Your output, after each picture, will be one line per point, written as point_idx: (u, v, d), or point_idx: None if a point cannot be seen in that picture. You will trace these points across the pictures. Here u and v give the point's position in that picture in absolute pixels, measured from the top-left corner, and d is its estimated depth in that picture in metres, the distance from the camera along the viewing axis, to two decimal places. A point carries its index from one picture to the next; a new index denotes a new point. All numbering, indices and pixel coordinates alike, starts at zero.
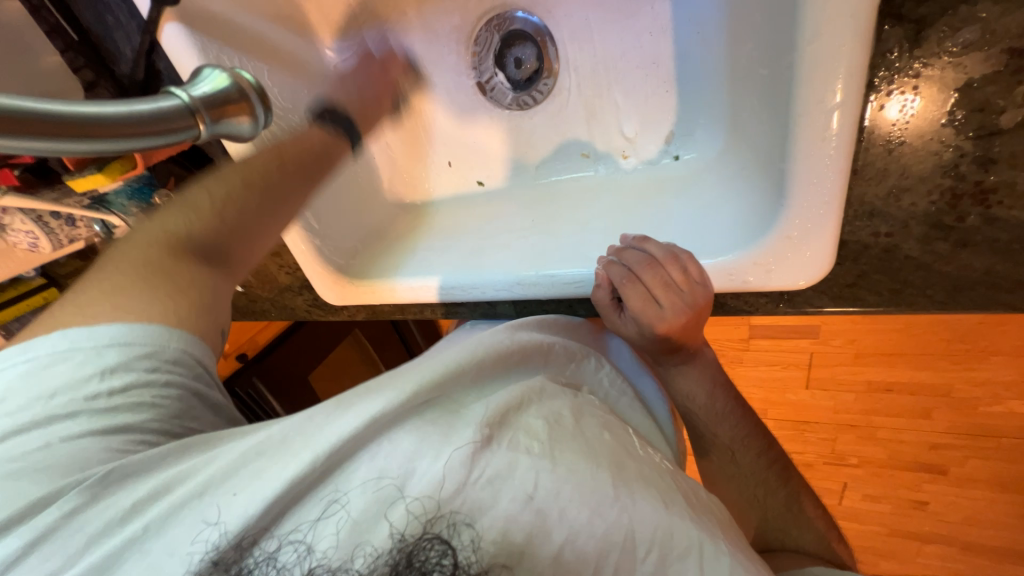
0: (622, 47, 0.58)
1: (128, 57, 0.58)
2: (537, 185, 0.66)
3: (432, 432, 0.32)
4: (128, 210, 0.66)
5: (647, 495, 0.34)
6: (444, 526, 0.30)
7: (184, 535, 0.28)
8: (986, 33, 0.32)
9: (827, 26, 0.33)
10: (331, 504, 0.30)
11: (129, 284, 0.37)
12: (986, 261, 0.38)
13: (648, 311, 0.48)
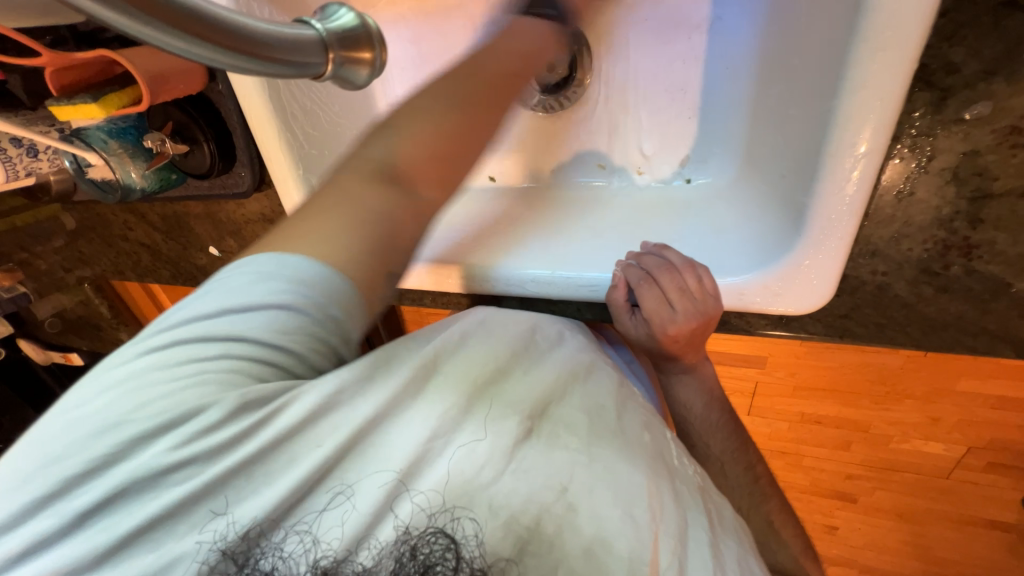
0: (656, 70, 0.61)
1: None
2: (550, 187, 0.67)
3: (476, 420, 0.36)
4: (110, 149, 0.60)
5: (657, 490, 0.37)
6: (443, 520, 0.33)
7: (202, 525, 0.32)
8: (995, 109, 0.37)
9: (867, 80, 0.37)
10: (338, 496, 0.33)
11: (325, 212, 0.35)
12: (958, 308, 0.44)
13: (662, 313, 0.50)
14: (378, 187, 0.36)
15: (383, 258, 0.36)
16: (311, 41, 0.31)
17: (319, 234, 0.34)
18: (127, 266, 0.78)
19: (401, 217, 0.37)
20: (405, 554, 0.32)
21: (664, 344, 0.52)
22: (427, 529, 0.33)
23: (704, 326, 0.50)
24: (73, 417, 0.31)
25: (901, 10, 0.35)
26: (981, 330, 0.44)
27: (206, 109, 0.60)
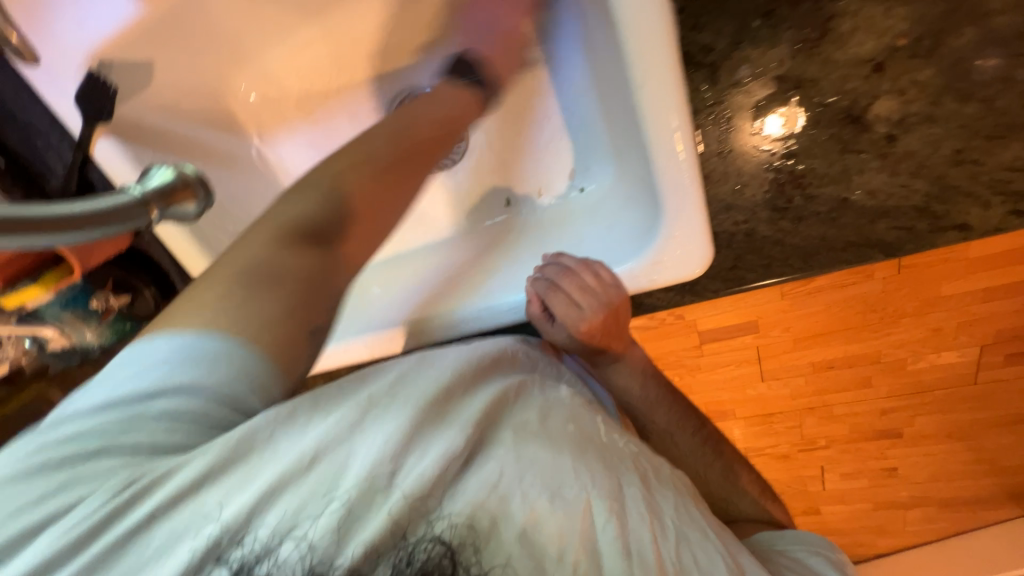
0: (517, 109, 0.69)
1: (60, 174, 0.61)
2: (469, 232, 0.73)
3: (422, 434, 0.37)
4: (63, 319, 0.65)
5: (606, 474, 0.41)
6: (425, 526, 0.35)
7: (190, 529, 0.33)
8: (757, 68, 0.44)
9: (650, 75, 0.44)
10: (331, 502, 0.34)
11: (228, 278, 0.38)
12: (819, 231, 0.48)
13: (572, 315, 0.54)
14: (286, 253, 0.40)
15: (300, 323, 0.39)
16: (131, 202, 0.39)
17: (230, 299, 0.37)
18: None
19: (323, 283, 0.41)
20: (403, 563, 0.34)
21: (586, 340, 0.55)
22: (429, 535, 0.35)
23: (611, 315, 0.54)
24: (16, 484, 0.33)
25: (646, 17, 0.42)
26: (851, 242, 0.48)
27: (140, 260, 0.68)
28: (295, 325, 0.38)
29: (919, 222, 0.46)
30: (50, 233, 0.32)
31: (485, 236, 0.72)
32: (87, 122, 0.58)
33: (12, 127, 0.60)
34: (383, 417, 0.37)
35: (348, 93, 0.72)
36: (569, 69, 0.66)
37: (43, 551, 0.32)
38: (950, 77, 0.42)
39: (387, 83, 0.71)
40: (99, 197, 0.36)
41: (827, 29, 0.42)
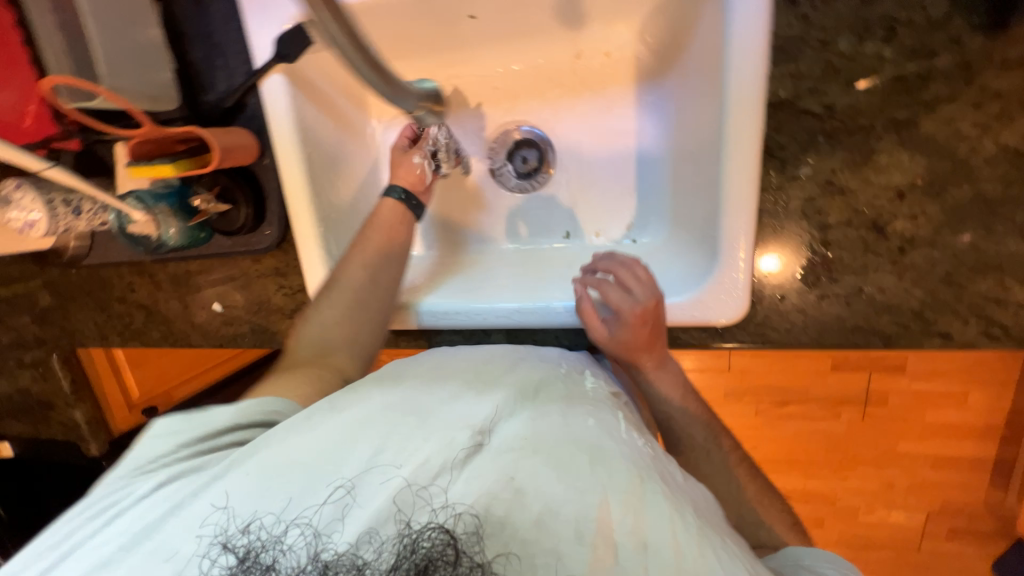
0: (600, 161, 0.80)
1: (221, 90, 0.70)
2: (525, 248, 0.83)
3: (422, 431, 0.48)
4: (161, 208, 0.71)
5: (626, 471, 0.46)
6: (427, 515, 0.43)
7: (197, 522, 0.45)
8: (814, 170, 0.56)
9: (735, 156, 0.57)
10: (337, 488, 0.45)
11: (298, 376, 0.62)
12: (835, 310, 0.60)
13: (625, 300, 0.62)
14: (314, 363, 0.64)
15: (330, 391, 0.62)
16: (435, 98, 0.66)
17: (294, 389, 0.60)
18: (146, 320, 0.93)
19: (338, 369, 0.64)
20: (406, 546, 0.42)
21: (636, 329, 0.62)
22: (428, 524, 0.43)
23: (658, 307, 0.62)
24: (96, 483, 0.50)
25: (741, 113, 0.55)
26: (859, 326, 0.60)
27: (252, 182, 0.74)
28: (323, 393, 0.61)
29: (913, 323, 0.59)
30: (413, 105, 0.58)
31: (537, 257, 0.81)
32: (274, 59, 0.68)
33: (198, 43, 0.69)
34: (385, 420, 0.49)
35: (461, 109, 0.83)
36: (647, 137, 0.77)
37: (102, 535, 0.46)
38: (953, 215, 0.54)
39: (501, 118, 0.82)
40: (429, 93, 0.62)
41: (868, 157, 0.54)
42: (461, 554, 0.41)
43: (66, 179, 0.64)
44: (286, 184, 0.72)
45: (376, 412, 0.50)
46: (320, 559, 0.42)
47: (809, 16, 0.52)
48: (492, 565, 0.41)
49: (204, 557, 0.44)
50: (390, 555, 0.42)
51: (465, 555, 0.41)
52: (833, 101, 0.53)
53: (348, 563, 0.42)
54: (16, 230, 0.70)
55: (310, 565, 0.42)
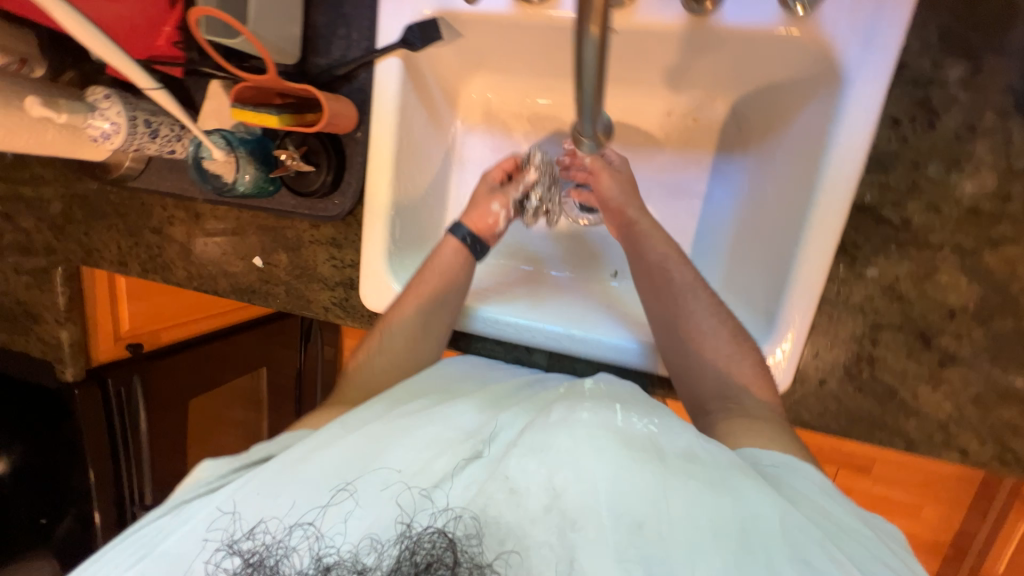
0: (666, 215, 0.83)
1: (335, 58, 0.71)
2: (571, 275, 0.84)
3: (415, 440, 0.53)
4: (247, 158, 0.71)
5: (629, 466, 0.46)
6: (428, 518, 0.48)
7: (211, 523, 0.51)
8: (880, 273, 0.60)
9: (811, 243, 0.61)
10: (338, 492, 0.50)
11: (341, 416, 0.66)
12: (868, 405, 0.64)
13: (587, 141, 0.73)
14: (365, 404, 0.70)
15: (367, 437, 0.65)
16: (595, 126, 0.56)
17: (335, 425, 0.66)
18: (175, 256, 0.90)
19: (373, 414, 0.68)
20: (407, 549, 0.47)
21: (597, 163, 0.72)
22: (428, 527, 0.47)
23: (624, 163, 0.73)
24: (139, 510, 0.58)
25: (827, 207, 0.60)
26: (887, 425, 0.64)
27: (337, 152, 0.74)
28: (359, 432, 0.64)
29: (937, 434, 0.63)
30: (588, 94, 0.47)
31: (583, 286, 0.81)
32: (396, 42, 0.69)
33: (325, 8, 0.70)
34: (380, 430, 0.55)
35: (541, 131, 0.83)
36: (714, 202, 0.81)
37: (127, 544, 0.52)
38: (992, 344, 0.59)
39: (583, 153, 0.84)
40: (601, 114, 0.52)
41: (931, 274, 0.59)
42: (461, 556, 0.45)
43: (168, 105, 0.63)
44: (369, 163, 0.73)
45: (377, 424, 0.56)
46: (321, 563, 0.47)
47: (908, 137, 0.57)
48: (493, 565, 0.45)
49: (211, 561, 0.50)
50: (391, 557, 0.47)
51: (466, 556, 0.45)
52: (911, 216, 0.58)
53: (349, 565, 0.47)
54: (92, 136, 0.69)
55: (312, 567, 0.47)
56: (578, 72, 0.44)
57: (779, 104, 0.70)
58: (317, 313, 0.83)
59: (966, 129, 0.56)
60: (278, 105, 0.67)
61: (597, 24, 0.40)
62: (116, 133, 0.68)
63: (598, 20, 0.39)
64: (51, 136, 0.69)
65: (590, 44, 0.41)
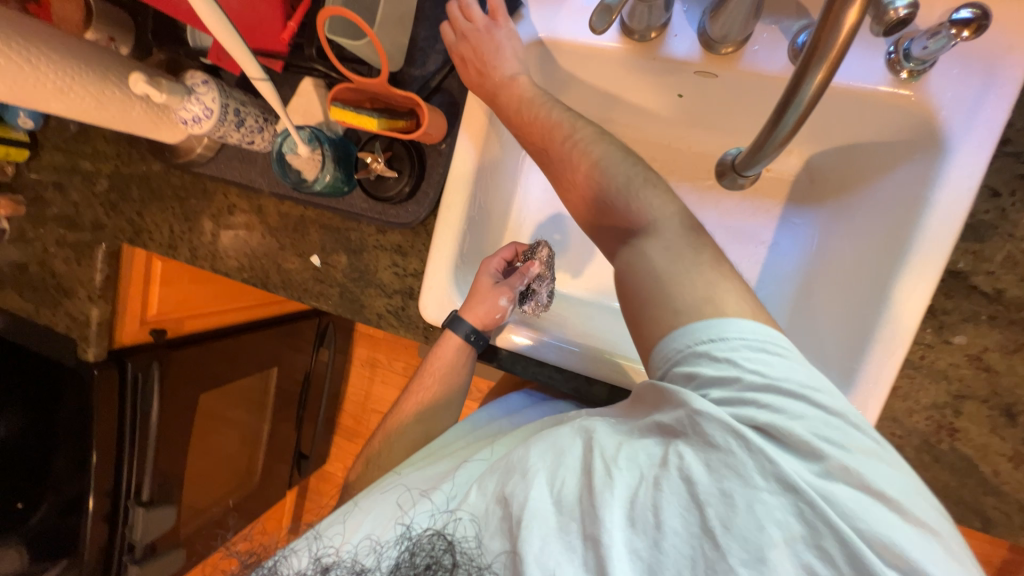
0: (730, 259, 0.83)
1: (428, 69, 0.72)
2: None
3: (418, 469, 0.68)
4: (328, 159, 0.70)
5: (580, 454, 0.51)
6: (421, 516, 0.57)
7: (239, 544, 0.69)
8: (968, 341, 0.60)
9: (900, 302, 0.60)
10: (349, 504, 0.65)
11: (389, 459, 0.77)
12: (945, 477, 0.62)
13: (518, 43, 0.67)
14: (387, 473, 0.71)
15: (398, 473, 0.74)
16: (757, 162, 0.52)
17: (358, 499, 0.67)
18: (227, 247, 0.88)
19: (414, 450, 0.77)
20: (407, 550, 0.54)
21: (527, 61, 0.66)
22: (426, 530, 0.55)
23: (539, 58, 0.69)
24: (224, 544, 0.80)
25: (920, 268, 0.59)
26: (963, 500, 0.62)
27: (418, 161, 0.74)
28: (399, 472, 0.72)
29: (1015, 514, 0.60)
30: (779, 118, 0.44)
31: None
32: None
33: (427, 22, 0.71)
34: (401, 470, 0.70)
35: None
36: (779, 250, 0.81)
37: None
38: None
39: None
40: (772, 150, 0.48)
41: (1019, 348, 0.58)
42: (458, 559, 0.52)
43: (270, 97, 0.63)
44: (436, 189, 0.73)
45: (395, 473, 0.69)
46: (322, 562, 0.56)
47: (1006, 210, 0.58)
48: (491, 566, 0.50)
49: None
50: (390, 558, 0.54)
51: (466, 557, 0.52)
52: (1003, 288, 0.58)
53: (350, 566, 0.55)
54: (182, 118, 0.68)
55: (313, 566, 0.56)
56: (778, 109, 0.44)
57: (861, 164, 0.71)
58: (370, 319, 0.81)
59: None
60: (371, 108, 0.67)
61: (825, 72, 0.40)
62: (206, 117, 0.67)
63: (826, 71, 0.40)
64: (136, 114, 0.70)
65: (809, 89, 0.41)
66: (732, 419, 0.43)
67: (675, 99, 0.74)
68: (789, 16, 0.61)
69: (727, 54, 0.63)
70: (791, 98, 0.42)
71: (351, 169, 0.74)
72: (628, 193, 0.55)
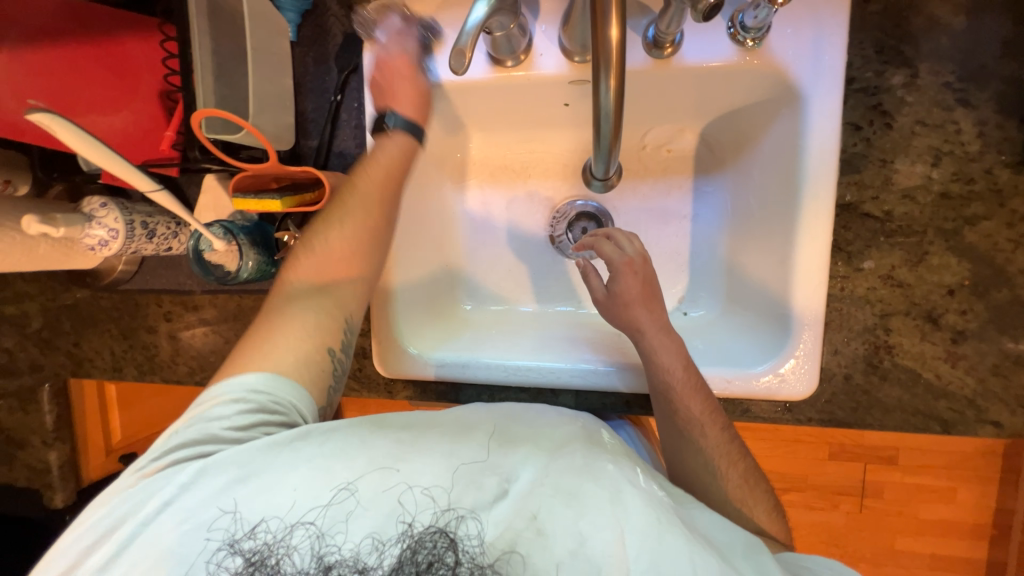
0: (657, 237, 0.85)
1: (321, 137, 0.73)
2: (577, 310, 0.86)
3: (451, 476, 0.52)
4: (247, 248, 0.71)
5: (643, 510, 0.50)
6: (431, 517, 0.50)
7: (184, 511, 0.51)
8: (876, 265, 0.64)
9: (807, 246, 0.65)
10: (342, 490, 0.51)
11: (291, 322, 0.62)
12: (896, 392, 0.65)
13: (617, 253, 0.69)
14: (316, 298, 0.64)
15: (322, 350, 0.62)
16: (604, 164, 0.57)
17: (275, 353, 0.60)
18: (174, 353, 0.87)
19: (323, 324, 0.63)
20: (410, 548, 0.49)
21: (629, 280, 0.68)
22: (430, 526, 0.50)
23: (647, 263, 0.69)
24: (133, 478, 0.55)
25: (815, 211, 0.63)
26: (918, 409, 0.65)
27: None
28: (312, 361, 0.61)
29: (968, 411, 0.64)
30: (600, 119, 0.49)
31: (581, 317, 0.85)
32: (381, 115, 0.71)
33: (309, 93, 0.73)
34: (435, 470, 0.52)
35: (529, 181, 0.88)
36: (696, 220, 0.84)
37: (100, 532, 0.52)
38: (995, 314, 0.62)
39: (569, 193, 0.88)
40: (608, 151, 0.53)
41: (923, 258, 0.62)
42: (461, 555, 0.49)
43: (169, 204, 0.63)
44: (359, 248, 0.65)
45: (404, 449, 0.54)
46: (325, 560, 0.49)
47: (871, 139, 0.62)
48: (492, 564, 0.48)
49: (212, 560, 0.50)
50: (393, 556, 0.49)
51: (467, 556, 0.49)
52: (891, 208, 0.63)
53: (352, 564, 0.49)
54: (89, 246, 0.68)
55: (315, 565, 0.49)
56: (595, 118, 0.49)
57: (747, 124, 0.75)
58: None
59: (920, 125, 0.61)
60: (278, 189, 0.68)
61: (614, 78, 0.46)
62: (113, 238, 0.67)
63: (615, 73, 0.46)
64: (43, 250, 0.68)
65: (607, 95, 0.47)
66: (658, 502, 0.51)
67: (562, 108, 0.78)
68: (636, 14, 0.66)
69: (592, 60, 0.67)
70: (601, 97, 0.47)
71: (273, 250, 0.75)
72: (628, 316, 0.70)
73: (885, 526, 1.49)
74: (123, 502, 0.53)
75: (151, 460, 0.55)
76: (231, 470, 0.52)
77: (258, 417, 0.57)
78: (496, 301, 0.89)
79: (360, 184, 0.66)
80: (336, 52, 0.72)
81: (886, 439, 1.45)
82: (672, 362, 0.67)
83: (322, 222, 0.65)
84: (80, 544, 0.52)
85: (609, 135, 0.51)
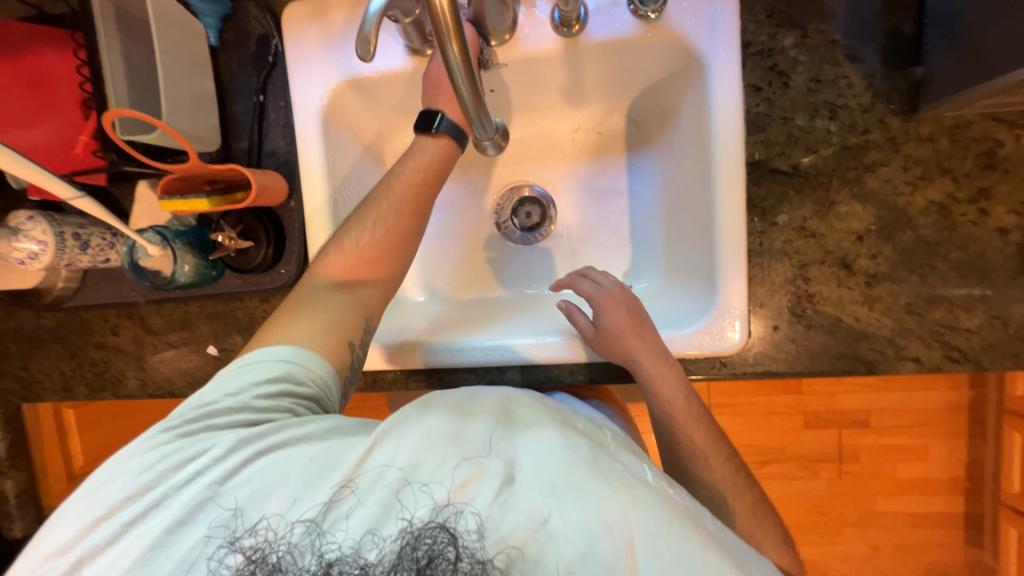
0: (597, 216, 0.86)
1: (250, 138, 0.74)
2: (527, 293, 0.87)
3: (453, 450, 0.46)
4: (180, 251, 0.71)
5: (654, 511, 0.45)
6: (427, 509, 0.44)
7: (198, 485, 0.46)
8: (789, 218, 0.67)
9: (724, 204, 0.66)
10: (342, 488, 0.45)
11: (313, 306, 0.59)
12: (821, 338, 0.67)
13: (595, 289, 0.72)
14: (338, 295, 0.61)
15: (343, 335, 0.58)
16: (483, 124, 0.57)
17: (309, 328, 0.57)
18: (120, 368, 0.86)
19: (353, 310, 0.61)
20: (409, 543, 0.44)
21: (613, 311, 0.69)
22: (429, 522, 0.44)
23: (626, 292, 0.71)
24: (147, 441, 0.48)
25: (729, 170, 0.66)
26: (843, 353, 0.67)
27: (273, 221, 0.76)
28: (338, 338, 0.58)
29: (888, 349, 0.66)
30: (453, 79, 0.48)
31: (530, 298, 0.86)
32: (307, 104, 0.71)
33: (236, 95, 0.74)
34: (426, 444, 0.47)
35: (467, 170, 0.90)
36: (635, 191, 0.85)
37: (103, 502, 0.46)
38: (904, 256, 0.65)
39: (508, 178, 0.89)
40: (476, 109, 0.53)
41: (831, 208, 0.66)
42: (462, 551, 0.43)
43: (95, 211, 0.64)
44: (384, 251, 0.64)
45: (404, 418, 0.49)
46: (325, 558, 0.43)
47: (771, 98, 0.67)
48: (494, 561, 0.43)
49: (212, 558, 0.44)
50: (393, 552, 0.43)
51: (467, 550, 0.43)
52: (796, 162, 0.66)
53: (352, 561, 0.43)
54: (17, 259, 0.68)
55: (316, 565, 0.43)
56: (451, 81, 0.49)
57: (666, 100, 0.78)
58: None
59: (814, 83, 0.65)
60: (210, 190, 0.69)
61: (456, 42, 0.45)
62: (43, 251, 0.67)
63: (455, 36, 0.45)
64: None
65: (454, 57, 0.46)
66: (672, 512, 0.46)
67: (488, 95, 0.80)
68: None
69: (505, 42, 0.70)
70: (443, 54, 0.45)
71: (210, 251, 0.75)
72: (624, 340, 0.68)
73: (865, 489, 1.51)
74: (138, 471, 0.47)
75: (175, 422, 0.49)
76: (246, 451, 0.47)
77: (284, 387, 0.51)
78: (450, 292, 0.88)
79: (397, 195, 0.65)
80: (260, 55, 0.73)
81: (858, 401, 1.47)
82: (654, 358, 0.67)
83: (354, 222, 0.64)
84: (70, 521, 0.46)
85: (468, 92, 0.50)
